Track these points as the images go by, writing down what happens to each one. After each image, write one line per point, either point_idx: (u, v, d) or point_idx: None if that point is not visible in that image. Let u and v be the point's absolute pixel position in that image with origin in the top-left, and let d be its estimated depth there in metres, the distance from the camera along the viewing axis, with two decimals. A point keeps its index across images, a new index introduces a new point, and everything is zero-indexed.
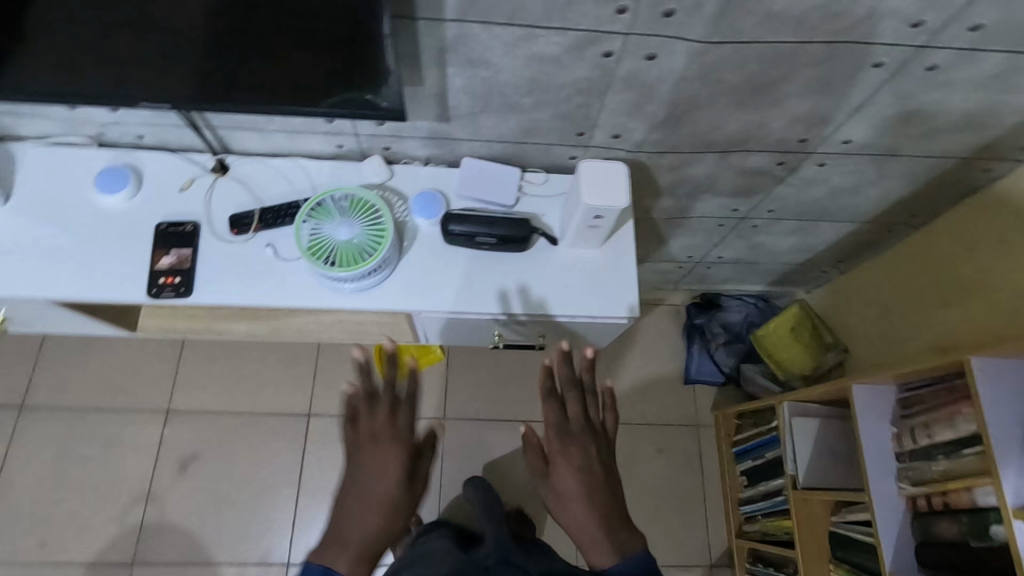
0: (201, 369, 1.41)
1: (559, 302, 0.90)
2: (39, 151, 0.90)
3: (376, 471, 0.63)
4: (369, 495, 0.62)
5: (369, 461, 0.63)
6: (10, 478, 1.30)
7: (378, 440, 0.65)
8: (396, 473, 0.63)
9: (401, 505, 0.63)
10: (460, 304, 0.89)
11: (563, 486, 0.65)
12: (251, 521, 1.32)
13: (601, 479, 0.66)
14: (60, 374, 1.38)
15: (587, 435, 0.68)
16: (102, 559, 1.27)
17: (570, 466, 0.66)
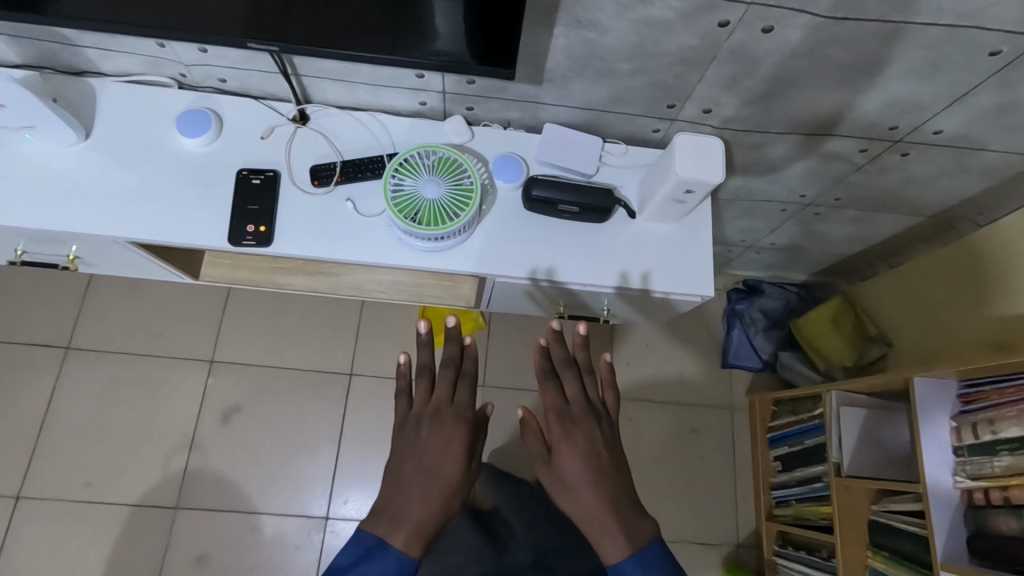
0: (245, 321, 1.41)
1: (590, 274, 0.89)
2: (118, 88, 0.88)
3: (435, 444, 0.66)
4: (426, 468, 0.64)
5: (428, 434, 0.66)
6: (57, 417, 1.31)
7: (441, 415, 0.68)
8: (459, 448, 0.66)
9: (459, 482, 0.64)
10: (484, 264, 0.88)
11: (568, 472, 0.65)
12: (291, 475, 1.34)
13: (607, 463, 0.66)
14: (105, 317, 1.38)
15: (589, 417, 0.69)
16: (146, 502, 1.29)
17: (574, 449, 0.66)
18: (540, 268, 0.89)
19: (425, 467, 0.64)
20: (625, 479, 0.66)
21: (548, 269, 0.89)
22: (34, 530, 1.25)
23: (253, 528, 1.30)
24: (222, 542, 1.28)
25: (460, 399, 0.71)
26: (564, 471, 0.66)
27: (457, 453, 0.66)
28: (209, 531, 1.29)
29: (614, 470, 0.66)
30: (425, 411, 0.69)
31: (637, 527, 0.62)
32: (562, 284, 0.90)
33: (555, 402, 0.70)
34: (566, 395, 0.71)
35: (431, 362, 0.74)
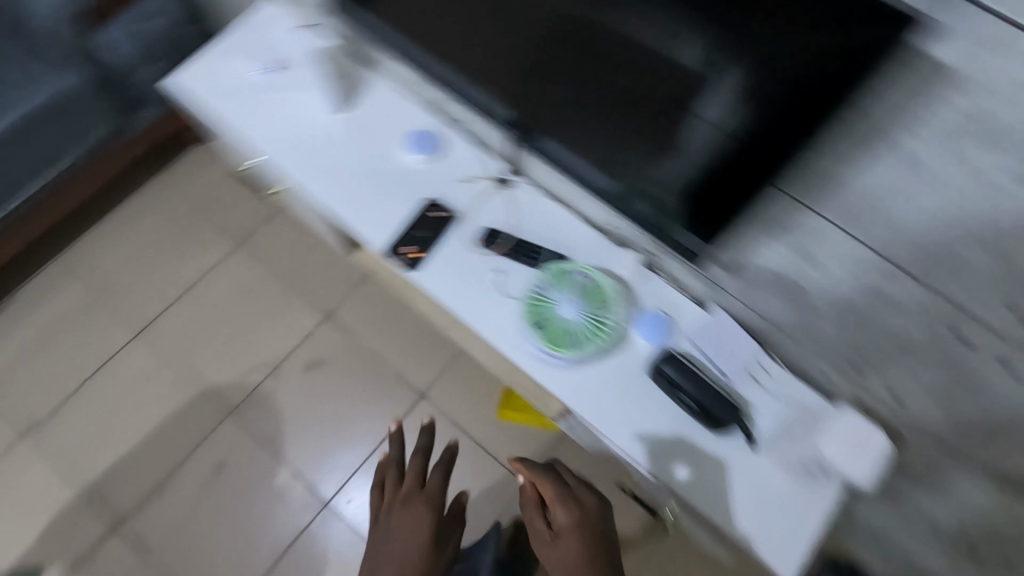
0: (372, 298, 1.52)
1: (671, 475, 0.80)
2: (387, 85, 1.01)
3: (404, 533, 0.83)
4: (394, 554, 0.81)
5: (397, 520, 0.84)
6: (204, 289, 1.53)
7: (410, 503, 0.86)
8: (424, 533, 0.83)
9: (428, 562, 0.81)
10: (576, 402, 0.83)
11: (562, 542, 0.80)
12: (324, 448, 1.40)
13: (607, 554, 0.79)
14: (281, 233, 1.58)
15: (582, 491, 0.85)
16: (215, 394, 1.44)
17: (568, 520, 0.81)
18: (626, 434, 0.82)
19: (395, 554, 0.81)
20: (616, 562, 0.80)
21: (631, 442, 0.81)
22: (137, 363, 1.46)
23: (270, 471, 1.38)
24: (243, 465, 1.38)
25: (430, 485, 0.89)
26: (559, 538, 0.81)
27: (423, 536, 0.83)
28: (239, 450, 1.39)
29: (601, 539, 0.80)
30: (395, 502, 0.87)
31: None
32: (636, 464, 0.82)
33: (556, 496, 0.83)
34: (567, 484, 0.86)
35: (399, 455, 0.93)
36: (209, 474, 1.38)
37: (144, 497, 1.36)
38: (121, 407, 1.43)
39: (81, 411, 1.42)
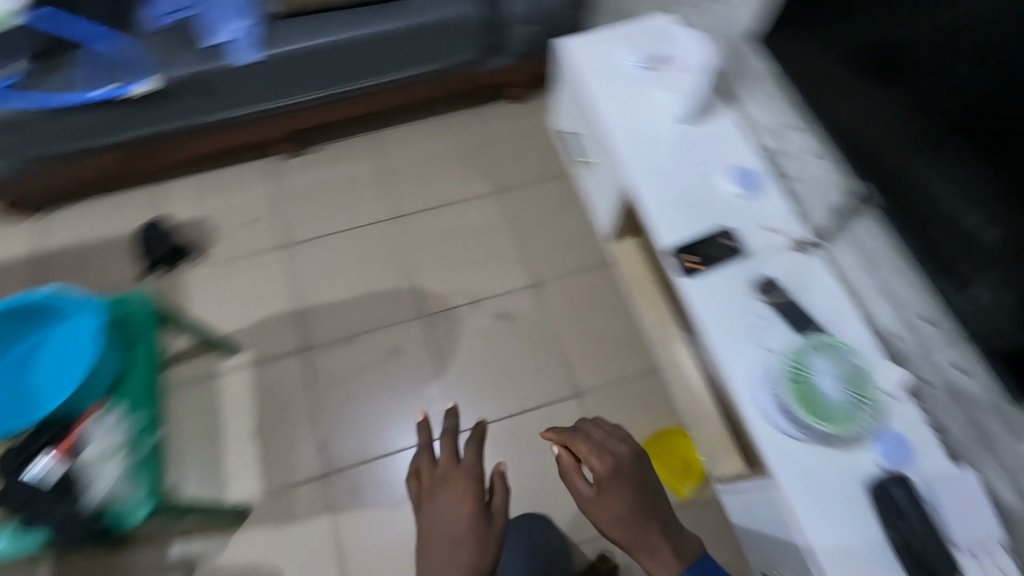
0: (578, 292, 1.62)
1: None
2: (733, 120, 1.08)
3: (447, 510, 0.85)
4: (445, 528, 0.84)
5: (439, 500, 0.86)
6: (455, 210, 1.72)
7: (447, 481, 0.88)
8: (467, 503, 0.85)
9: (475, 524, 0.84)
10: (781, 471, 0.83)
11: (608, 494, 0.89)
12: (480, 388, 1.51)
13: (647, 498, 0.90)
14: (533, 200, 1.74)
15: (616, 448, 0.93)
16: (421, 295, 1.62)
17: (612, 475, 0.90)
18: (817, 530, 0.80)
19: (445, 533, 0.83)
20: (659, 500, 0.92)
21: (820, 540, 0.79)
22: (379, 239, 1.69)
23: (430, 380, 1.51)
24: (413, 363, 1.53)
25: (467, 460, 0.90)
26: (607, 494, 0.89)
27: (468, 510, 0.85)
28: (417, 349, 1.55)
29: (643, 488, 0.91)
30: (431, 486, 0.88)
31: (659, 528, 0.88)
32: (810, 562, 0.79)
33: (588, 451, 0.92)
34: (593, 438, 0.94)
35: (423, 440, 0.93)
36: (386, 354, 1.55)
37: (332, 342, 1.56)
38: (347, 266, 1.65)
39: (323, 251, 1.67)
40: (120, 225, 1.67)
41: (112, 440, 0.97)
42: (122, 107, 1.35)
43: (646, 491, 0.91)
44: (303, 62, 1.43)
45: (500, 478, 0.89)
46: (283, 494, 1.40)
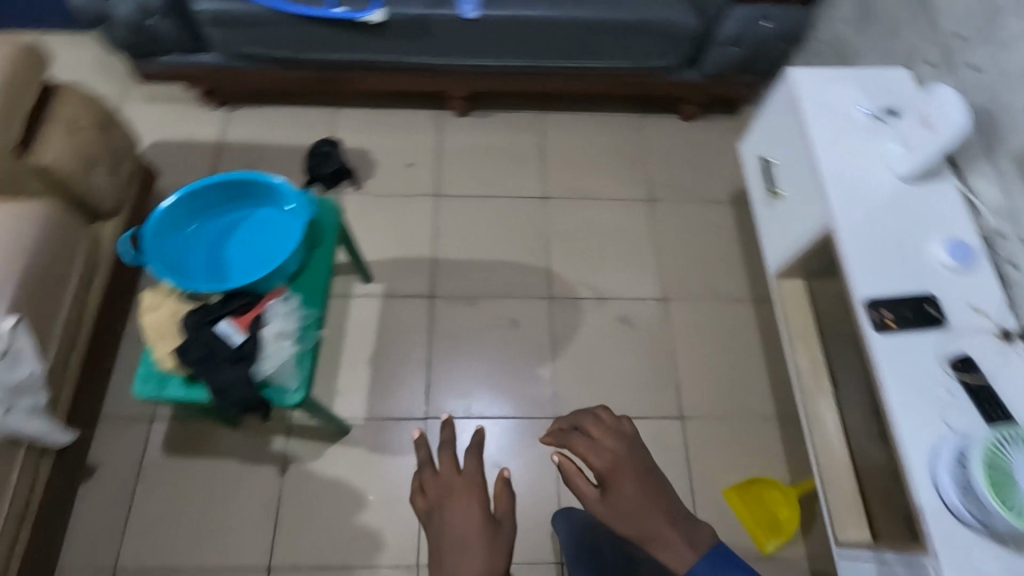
0: (705, 318, 1.60)
1: None
2: (959, 189, 1.04)
3: (456, 517, 0.73)
4: (456, 534, 0.72)
5: (451, 509, 0.74)
6: (603, 206, 1.73)
7: (452, 492, 0.76)
8: (476, 504, 0.74)
9: (487, 525, 0.73)
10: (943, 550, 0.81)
11: (621, 494, 0.78)
12: (589, 382, 1.51)
13: (657, 490, 0.79)
14: (680, 217, 1.73)
15: (623, 443, 0.83)
16: (553, 277, 1.62)
17: (625, 472, 0.79)
18: None
19: (456, 542, 0.71)
20: (671, 493, 0.80)
21: None
22: (524, 212, 1.71)
23: (543, 360, 1.52)
24: (530, 338, 1.54)
25: (466, 468, 0.78)
26: (620, 492, 0.78)
27: (478, 515, 0.74)
28: (536, 327, 1.56)
29: (654, 476, 0.80)
30: (433, 499, 0.76)
31: (682, 515, 0.78)
32: None
33: (585, 445, 0.83)
34: (590, 436, 0.84)
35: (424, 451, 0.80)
36: (505, 324, 1.56)
37: (457, 296, 1.58)
38: (488, 229, 1.67)
39: (467, 209, 1.70)
40: (292, 136, 1.76)
41: (287, 324, 1.02)
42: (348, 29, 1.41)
43: (655, 481, 0.80)
44: (514, 29, 1.45)
45: (502, 482, 0.78)
46: (383, 425, 1.44)
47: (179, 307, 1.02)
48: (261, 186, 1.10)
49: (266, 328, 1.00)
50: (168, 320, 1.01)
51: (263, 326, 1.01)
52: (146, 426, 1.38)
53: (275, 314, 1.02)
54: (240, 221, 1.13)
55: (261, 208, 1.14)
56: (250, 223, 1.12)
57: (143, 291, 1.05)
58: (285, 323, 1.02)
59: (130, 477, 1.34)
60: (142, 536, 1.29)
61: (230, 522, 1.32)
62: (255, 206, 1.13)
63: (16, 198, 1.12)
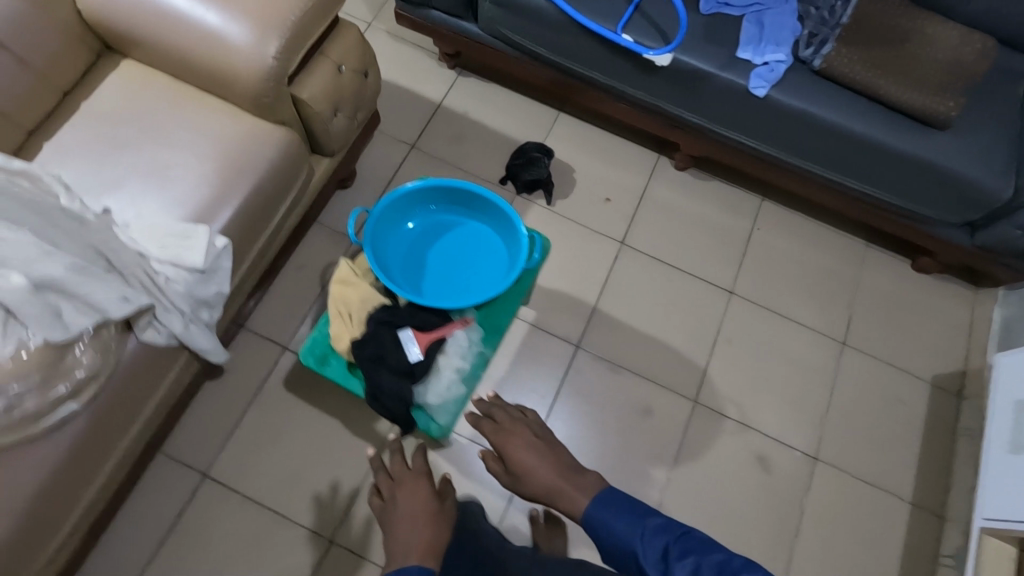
0: (849, 499, 1.42)
1: None
2: None
3: (407, 496, 1.01)
4: (408, 510, 0.99)
5: (401, 493, 1.02)
6: (787, 328, 1.57)
7: (403, 485, 1.04)
8: (424, 488, 1.04)
9: (429, 500, 1.02)
10: None
11: (518, 455, 1.07)
12: (700, 508, 1.37)
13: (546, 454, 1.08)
14: (865, 377, 1.53)
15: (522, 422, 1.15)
16: (705, 381, 1.48)
17: (518, 440, 1.09)
18: None
19: (411, 512, 0.98)
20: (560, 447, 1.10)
21: None
22: (702, 299, 1.57)
23: (662, 462, 1.40)
24: (658, 434, 1.42)
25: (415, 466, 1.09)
26: (516, 457, 1.07)
27: (424, 492, 1.03)
28: (669, 425, 1.43)
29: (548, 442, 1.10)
30: (386, 489, 1.06)
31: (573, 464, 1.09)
32: None
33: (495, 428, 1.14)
34: (497, 420, 1.14)
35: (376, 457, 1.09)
36: (637, 409, 1.45)
37: (602, 357, 1.49)
38: (658, 301, 1.56)
39: (646, 271, 1.59)
40: (507, 125, 1.70)
41: (461, 357, 0.98)
42: (626, 59, 1.31)
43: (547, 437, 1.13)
44: (798, 124, 1.29)
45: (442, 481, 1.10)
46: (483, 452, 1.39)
47: (367, 297, 0.99)
48: (491, 205, 1.04)
49: (443, 354, 0.97)
50: (354, 304, 0.98)
51: (440, 352, 0.97)
52: (277, 352, 1.41)
53: (455, 343, 0.98)
54: (454, 227, 1.08)
55: (478, 224, 1.08)
56: (462, 234, 1.07)
57: (341, 260, 1.03)
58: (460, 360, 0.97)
59: (247, 393, 1.38)
60: (238, 454, 1.33)
61: (314, 478, 1.34)
62: (473, 219, 1.08)
63: (266, 119, 1.12)
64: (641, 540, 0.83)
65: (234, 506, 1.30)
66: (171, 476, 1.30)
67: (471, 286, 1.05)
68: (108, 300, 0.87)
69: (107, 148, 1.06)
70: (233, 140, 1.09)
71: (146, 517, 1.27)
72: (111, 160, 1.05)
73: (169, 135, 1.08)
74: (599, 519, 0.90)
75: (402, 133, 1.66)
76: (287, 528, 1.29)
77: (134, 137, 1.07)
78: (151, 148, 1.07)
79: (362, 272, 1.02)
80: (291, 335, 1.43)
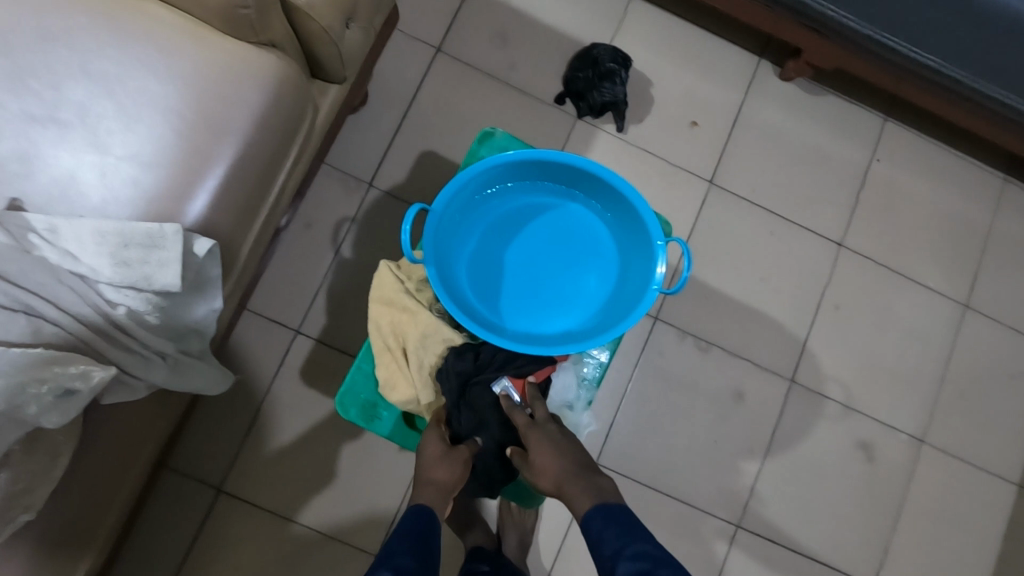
0: (955, 484, 1.27)
1: None
2: None
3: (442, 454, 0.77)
4: (438, 467, 0.76)
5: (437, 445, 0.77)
6: (903, 288, 1.30)
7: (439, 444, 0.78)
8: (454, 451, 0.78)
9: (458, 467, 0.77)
10: None
11: (539, 461, 0.75)
12: (794, 501, 1.22)
13: (571, 455, 0.76)
14: (986, 344, 1.31)
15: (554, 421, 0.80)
16: (805, 356, 1.26)
17: (543, 444, 0.76)
18: None
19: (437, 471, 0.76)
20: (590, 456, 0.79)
21: None
22: (806, 254, 1.28)
23: (753, 454, 1.22)
24: (749, 421, 1.23)
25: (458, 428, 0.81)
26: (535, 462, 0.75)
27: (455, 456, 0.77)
28: (762, 411, 1.23)
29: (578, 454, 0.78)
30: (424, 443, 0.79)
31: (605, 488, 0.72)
32: None
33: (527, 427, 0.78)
34: (533, 414, 0.79)
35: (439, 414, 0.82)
36: (725, 392, 1.23)
37: (686, 331, 1.23)
38: (754, 257, 1.27)
39: (739, 219, 1.27)
40: (563, 15, 1.26)
41: (571, 402, 0.92)
42: None
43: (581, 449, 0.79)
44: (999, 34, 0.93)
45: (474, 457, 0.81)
46: None
47: (428, 327, 0.81)
48: (604, 187, 0.75)
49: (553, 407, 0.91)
50: (411, 337, 0.81)
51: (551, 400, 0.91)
52: (288, 337, 1.12)
53: (563, 391, 0.91)
54: (545, 211, 0.80)
55: (578, 207, 0.80)
56: (558, 221, 0.79)
57: (384, 268, 0.82)
58: (578, 413, 0.92)
59: (259, 391, 1.11)
60: (253, 464, 1.09)
61: (353, 490, 1.10)
62: (573, 201, 0.79)
63: (246, 38, 0.72)
64: (615, 563, 0.63)
65: (254, 523, 1.08)
66: (177, 494, 1.07)
67: (571, 293, 0.79)
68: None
69: (2, 94, 0.68)
70: (198, 80, 0.71)
71: (156, 541, 1.05)
72: (16, 116, 0.68)
73: (100, 74, 0.69)
74: (598, 530, 0.67)
75: (424, 28, 1.22)
76: (328, 546, 1.09)
77: (41, 75, 0.69)
78: (76, 97, 0.69)
79: (408, 287, 0.82)
80: (304, 316, 1.13)
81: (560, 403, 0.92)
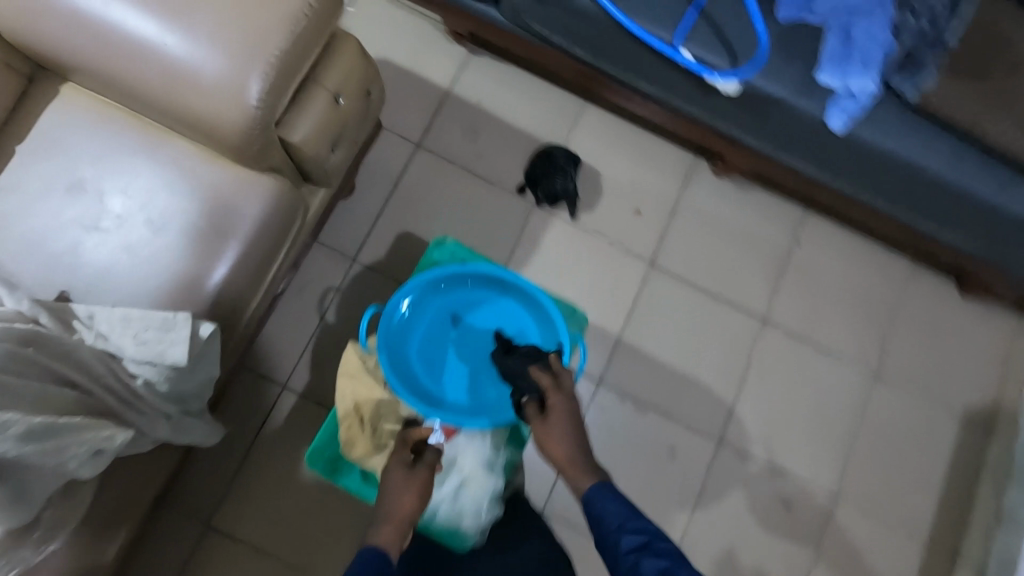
0: (867, 538, 1.41)
1: None
2: None
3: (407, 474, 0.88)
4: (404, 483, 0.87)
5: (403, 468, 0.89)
6: (820, 360, 1.48)
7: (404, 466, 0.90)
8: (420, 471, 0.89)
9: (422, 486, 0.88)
10: None
11: (552, 431, 0.89)
12: (720, 551, 1.37)
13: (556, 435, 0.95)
14: (896, 413, 1.47)
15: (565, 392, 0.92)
16: (731, 420, 1.42)
17: (558, 418, 0.90)
18: None
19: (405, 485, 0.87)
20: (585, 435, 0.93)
21: None
22: (734, 327, 1.46)
23: (684, 506, 1.37)
24: (680, 474, 1.38)
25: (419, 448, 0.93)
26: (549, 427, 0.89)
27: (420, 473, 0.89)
28: (692, 467, 1.39)
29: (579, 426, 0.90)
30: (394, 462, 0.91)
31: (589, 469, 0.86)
32: None
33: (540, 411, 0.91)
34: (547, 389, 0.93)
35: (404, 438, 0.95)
36: (659, 448, 1.39)
37: (625, 394, 1.40)
38: (688, 330, 1.44)
39: (675, 295, 1.45)
40: (526, 117, 1.47)
41: (487, 459, 1.07)
42: (685, 78, 1.13)
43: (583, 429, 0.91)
44: (870, 163, 1.14)
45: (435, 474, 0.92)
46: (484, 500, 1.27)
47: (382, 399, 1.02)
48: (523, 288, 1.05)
49: (466, 463, 1.06)
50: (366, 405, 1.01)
51: (462, 456, 1.06)
52: (276, 392, 1.29)
53: (477, 446, 1.07)
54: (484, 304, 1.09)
55: (508, 300, 1.09)
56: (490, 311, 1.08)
57: (348, 349, 1.03)
58: (493, 472, 1.07)
59: (247, 437, 1.27)
60: (240, 502, 1.25)
61: (326, 530, 1.26)
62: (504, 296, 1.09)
63: (251, 165, 0.91)
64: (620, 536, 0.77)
65: (238, 557, 1.23)
66: (174, 527, 1.23)
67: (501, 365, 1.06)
68: (77, 460, 0.75)
69: (58, 204, 0.88)
70: (210, 197, 0.90)
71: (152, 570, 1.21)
72: (67, 221, 0.88)
73: (134, 190, 0.89)
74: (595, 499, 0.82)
75: (406, 129, 1.43)
76: None
77: (90, 190, 0.89)
78: (114, 207, 0.88)
79: (368, 365, 1.03)
80: (290, 373, 1.30)
81: (478, 462, 1.07)
